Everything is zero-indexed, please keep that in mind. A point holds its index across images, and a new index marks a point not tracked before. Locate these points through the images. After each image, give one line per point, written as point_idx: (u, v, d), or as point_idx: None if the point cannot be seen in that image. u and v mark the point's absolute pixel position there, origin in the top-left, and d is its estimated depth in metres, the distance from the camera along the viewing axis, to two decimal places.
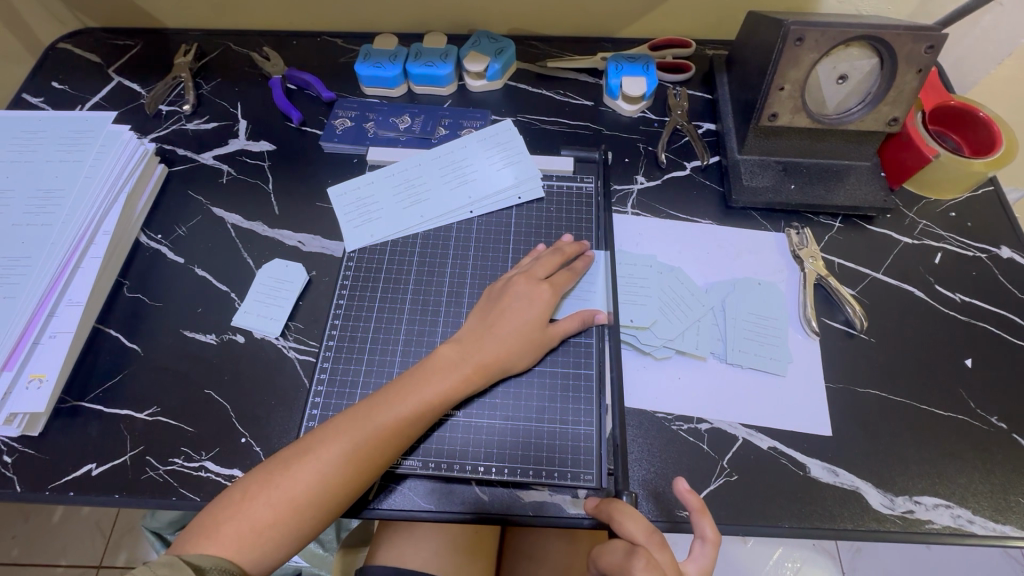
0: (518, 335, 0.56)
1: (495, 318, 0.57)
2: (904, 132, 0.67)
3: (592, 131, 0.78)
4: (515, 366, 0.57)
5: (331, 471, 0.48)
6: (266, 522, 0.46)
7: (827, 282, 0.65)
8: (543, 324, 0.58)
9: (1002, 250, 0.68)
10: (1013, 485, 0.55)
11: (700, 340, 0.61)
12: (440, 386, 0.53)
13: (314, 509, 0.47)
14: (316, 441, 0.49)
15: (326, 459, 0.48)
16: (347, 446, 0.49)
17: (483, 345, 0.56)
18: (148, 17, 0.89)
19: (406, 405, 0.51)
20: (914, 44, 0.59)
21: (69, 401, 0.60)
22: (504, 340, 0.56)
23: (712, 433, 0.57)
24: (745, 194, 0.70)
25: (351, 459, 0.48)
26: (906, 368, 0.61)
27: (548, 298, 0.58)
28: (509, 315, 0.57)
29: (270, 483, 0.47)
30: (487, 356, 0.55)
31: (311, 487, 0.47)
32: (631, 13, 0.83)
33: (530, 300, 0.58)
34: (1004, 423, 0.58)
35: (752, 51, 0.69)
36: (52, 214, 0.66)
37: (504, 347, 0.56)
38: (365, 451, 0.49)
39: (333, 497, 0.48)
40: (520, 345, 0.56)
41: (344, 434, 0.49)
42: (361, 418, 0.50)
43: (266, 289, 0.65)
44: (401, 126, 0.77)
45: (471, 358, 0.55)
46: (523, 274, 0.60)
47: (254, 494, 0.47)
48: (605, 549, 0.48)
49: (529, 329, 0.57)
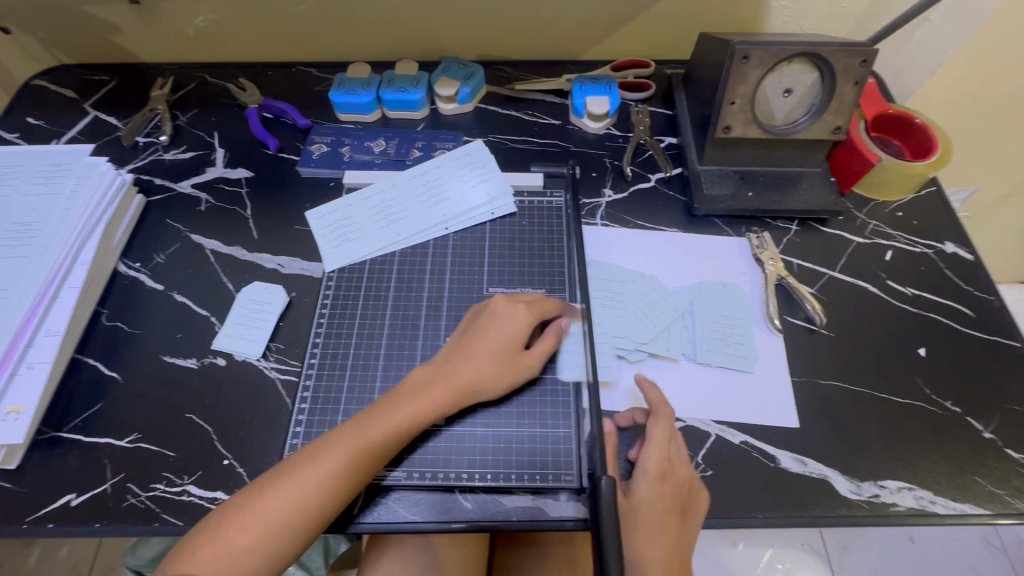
0: (491, 360, 0.57)
1: (473, 346, 0.58)
2: (849, 139, 0.72)
3: (560, 148, 0.81)
4: (489, 388, 0.57)
5: (310, 495, 0.48)
6: (247, 544, 0.46)
7: (787, 281, 0.69)
8: (521, 341, 0.58)
9: (947, 245, 0.73)
10: (970, 465, 0.58)
11: (671, 342, 0.64)
12: (416, 407, 0.54)
13: (293, 530, 0.48)
14: (295, 465, 0.50)
15: (305, 483, 0.49)
16: (327, 472, 0.49)
17: (455, 366, 0.57)
18: (124, 53, 0.91)
19: (383, 426, 0.52)
20: (849, 59, 0.64)
21: (47, 432, 0.59)
22: (475, 364, 0.57)
23: (686, 431, 0.59)
24: (706, 202, 0.74)
25: (330, 479, 0.49)
26: (864, 359, 0.64)
27: (527, 321, 0.59)
28: (482, 342, 0.58)
29: (249, 508, 0.48)
30: (460, 377, 0.56)
31: (291, 511, 0.48)
32: (593, 37, 0.88)
33: (503, 329, 0.58)
34: (958, 407, 0.61)
35: (705, 68, 0.74)
36: (30, 246, 0.66)
37: (475, 366, 0.56)
38: (344, 475, 0.50)
39: (314, 517, 0.49)
40: (494, 364, 0.57)
41: (319, 458, 0.50)
42: (339, 439, 0.51)
43: (247, 311, 0.66)
44: (376, 149, 0.79)
45: (445, 385, 0.55)
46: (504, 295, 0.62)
47: (230, 519, 0.47)
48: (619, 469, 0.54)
49: (502, 348, 0.58)
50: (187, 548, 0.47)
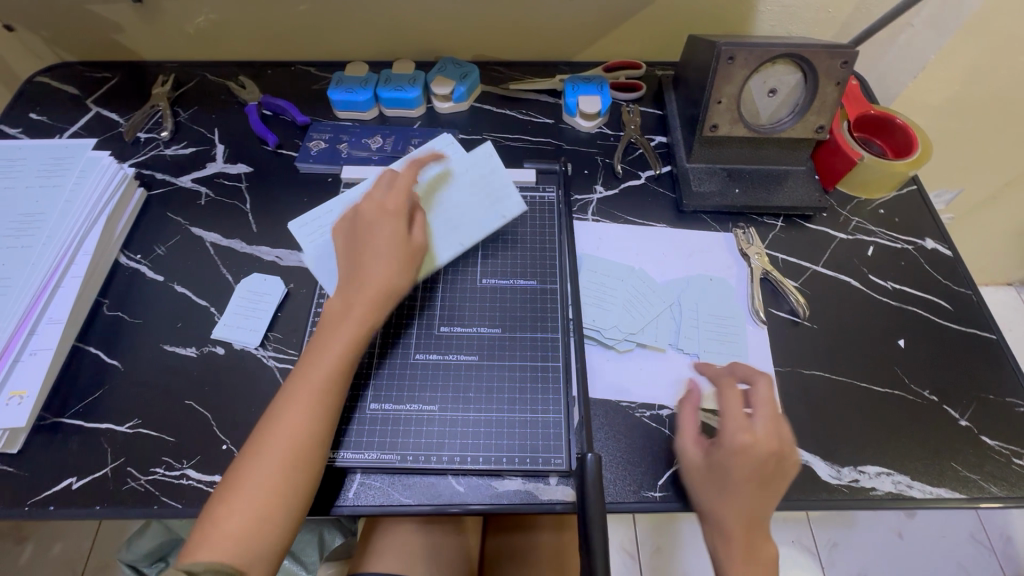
0: (393, 254, 0.59)
1: (365, 243, 0.59)
2: (832, 138, 0.74)
3: (553, 146, 0.83)
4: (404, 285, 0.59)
5: (281, 464, 0.50)
6: (232, 527, 0.47)
7: (772, 275, 0.71)
8: (405, 232, 0.60)
9: (926, 242, 0.75)
10: (946, 451, 0.60)
11: (658, 333, 0.66)
12: (343, 338, 0.55)
13: (280, 506, 0.49)
14: (254, 445, 0.51)
15: (272, 454, 0.50)
16: (286, 437, 0.51)
17: (368, 281, 0.57)
18: (127, 52, 0.93)
19: (319, 379, 0.53)
20: (830, 60, 0.66)
21: (48, 417, 0.61)
22: (382, 263, 0.58)
23: (673, 418, 0.61)
24: (694, 199, 0.76)
25: (295, 444, 0.51)
26: (846, 349, 0.66)
27: (401, 212, 0.61)
28: (375, 240, 0.59)
29: (230, 495, 0.49)
30: (373, 287, 0.57)
31: (268, 488, 0.49)
32: (586, 39, 0.90)
33: (387, 225, 0.60)
34: (935, 396, 0.63)
35: (693, 69, 0.76)
36: (33, 237, 0.68)
37: (387, 271, 0.58)
38: (303, 436, 0.51)
39: (294, 485, 0.50)
40: (396, 261, 0.59)
41: (277, 428, 0.51)
42: (284, 408, 0.52)
43: (246, 302, 0.68)
44: (373, 146, 0.81)
45: (361, 301, 0.56)
46: (372, 205, 0.61)
47: (219, 513, 0.48)
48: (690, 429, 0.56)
49: (403, 244, 0.60)
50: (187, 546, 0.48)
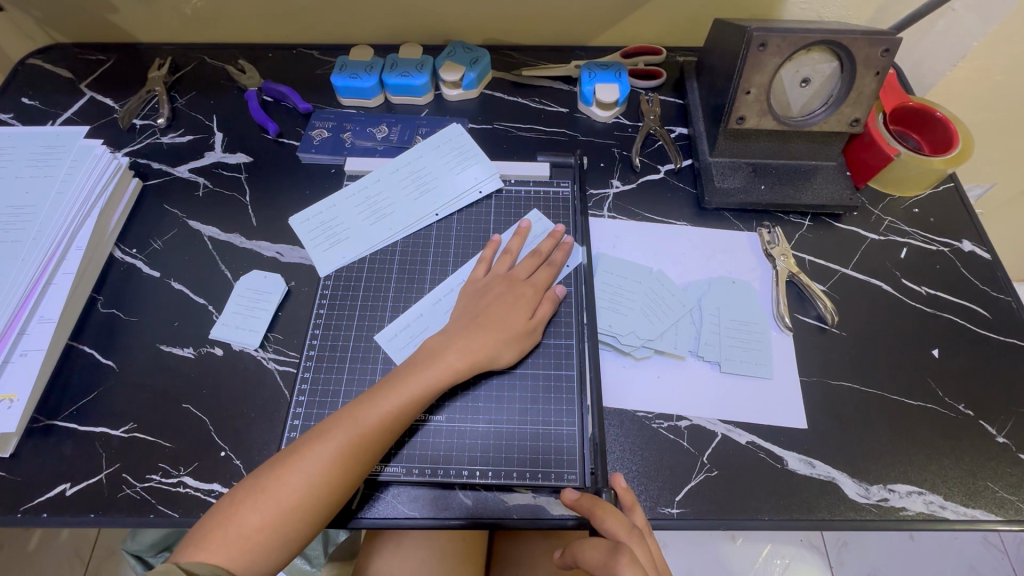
0: (506, 327, 0.58)
1: (488, 305, 0.59)
2: (867, 132, 0.70)
3: (568, 137, 0.79)
4: (503, 362, 0.57)
5: (323, 470, 0.48)
6: (259, 523, 0.46)
7: (799, 278, 0.67)
8: (529, 321, 0.59)
9: (964, 244, 0.71)
10: (982, 470, 0.57)
11: (678, 339, 0.62)
12: (429, 378, 0.54)
13: (305, 511, 0.47)
14: (307, 444, 0.49)
15: (317, 457, 0.48)
16: (337, 446, 0.49)
17: (473, 341, 0.56)
18: (122, 33, 0.89)
19: (398, 399, 0.52)
20: (871, 48, 0.61)
21: (41, 420, 0.58)
22: (493, 333, 0.57)
23: (692, 430, 0.58)
24: (717, 195, 0.71)
25: (347, 456, 0.49)
26: (876, 359, 0.63)
27: (532, 297, 0.61)
28: (499, 310, 0.59)
29: (261, 489, 0.47)
30: (475, 350, 0.56)
31: (301, 492, 0.47)
32: (603, 22, 0.85)
33: (518, 299, 0.60)
34: (971, 410, 0.60)
35: (719, 56, 0.71)
36: (23, 231, 0.65)
37: (494, 341, 0.57)
38: (354, 450, 0.49)
39: (330, 495, 0.48)
40: (508, 339, 0.58)
41: (331, 435, 0.49)
42: (352, 417, 0.50)
43: (245, 301, 0.65)
44: (378, 136, 0.77)
45: (458, 352, 0.55)
46: (506, 278, 0.62)
47: (245, 504, 0.46)
48: (585, 543, 0.49)
49: (519, 324, 0.58)
50: (200, 530, 0.46)
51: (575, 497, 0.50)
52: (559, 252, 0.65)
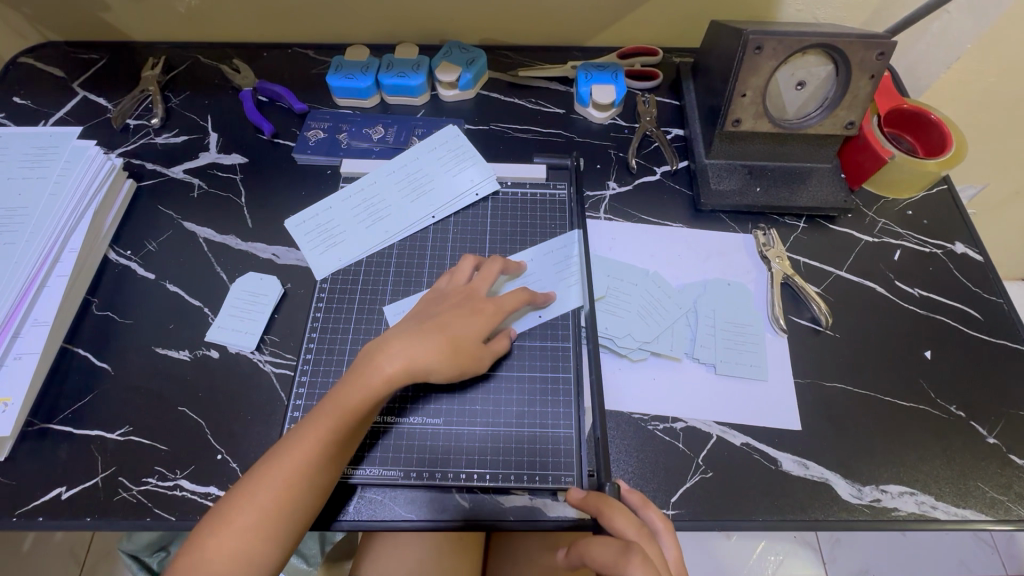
0: (450, 333, 0.53)
1: (439, 313, 0.55)
2: (861, 135, 0.70)
3: (564, 138, 0.79)
4: (446, 369, 0.53)
5: (278, 494, 0.46)
6: (217, 557, 0.44)
7: (793, 280, 0.67)
8: (480, 328, 0.55)
9: (956, 246, 0.71)
10: (973, 470, 0.57)
11: (674, 341, 0.63)
12: (366, 389, 0.49)
13: (265, 539, 0.46)
14: (264, 467, 0.48)
15: (270, 482, 0.47)
16: (289, 469, 0.47)
17: (409, 344, 0.51)
18: (115, 31, 0.88)
19: (336, 418, 0.49)
20: (866, 51, 0.62)
21: (36, 424, 0.58)
22: (434, 341, 0.52)
23: (687, 432, 0.59)
24: (713, 197, 0.72)
25: (297, 481, 0.47)
26: (869, 361, 0.63)
27: (490, 313, 0.57)
28: (449, 317, 0.54)
29: (220, 518, 0.46)
30: (411, 355, 0.50)
31: (256, 518, 0.46)
32: (599, 23, 0.85)
33: (473, 310, 0.56)
34: (962, 411, 0.60)
35: (716, 58, 0.72)
36: (16, 233, 0.64)
37: (431, 345, 0.51)
38: (306, 471, 0.48)
39: (288, 520, 0.47)
40: (453, 344, 0.53)
41: (282, 458, 0.48)
42: (299, 438, 0.48)
43: (241, 303, 0.65)
44: (375, 137, 0.77)
45: (396, 357, 0.50)
46: (465, 288, 0.59)
47: (204, 535, 0.45)
48: (593, 541, 0.45)
49: (467, 340, 0.54)
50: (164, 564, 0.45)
51: (580, 497, 0.50)
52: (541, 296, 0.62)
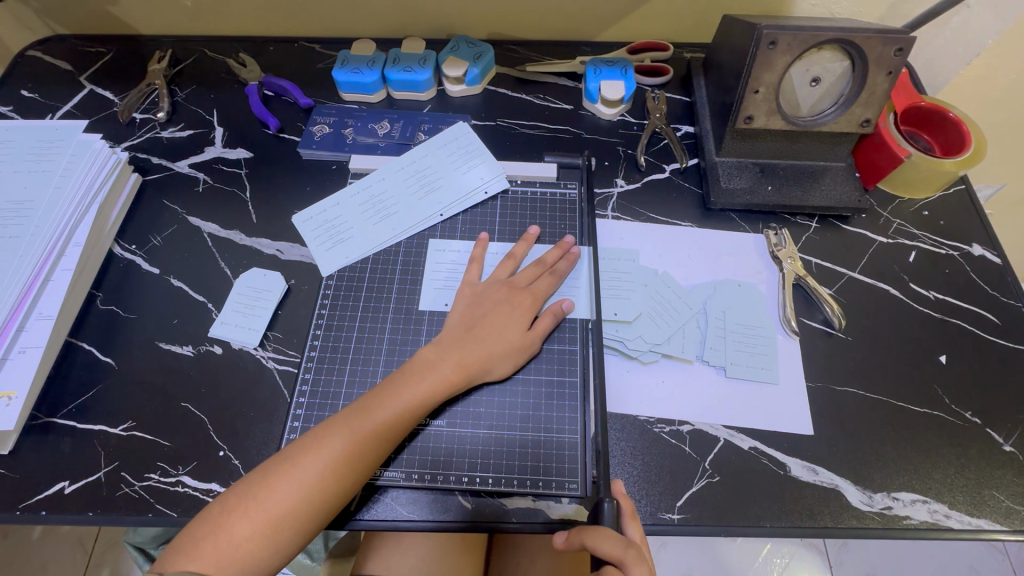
0: (500, 335, 0.57)
1: (485, 315, 0.58)
2: (877, 132, 0.68)
3: (572, 134, 0.78)
4: (494, 370, 0.57)
5: (316, 479, 0.47)
6: (250, 534, 0.45)
7: (805, 282, 0.66)
8: (526, 325, 0.59)
9: (973, 248, 0.70)
10: (988, 478, 0.56)
11: (684, 343, 0.62)
12: (421, 386, 0.53)
13: (297, 521, 0.47)
14: (303, 450, 0.49)
15: (309, 466, 0.48)
16: (330, 454, 0.48)
17: (466, 347, 0.56)
18: (122, 25, 0.88)
19: (388, 411, 0.51)
20: (883, 47, 0.60)
21: (40, 417, 0.58)
22: (486, 345, 0.56)
23: (694, 435, 0.58)
24: (723, 196, 0.70)
25: (336, 466, 0.48)
26: (882, 365, 0.62)
27: (529, 306, 0.60)
28: (496, 321, 0.58)
29: (252, 496, 0.47)
30: (467, 356, 0.55)
31: (292, 499, 0.47)
32: (609, 18, 0.84)
33: (516, 308, 0.59)
34: (978, 418, 0.59)
35: (728, 54, 0.70)
36: (21, 226, 0.64)
37: (487, 348, 0.56)
38: (347, 458, 0.49)
39: (321, 503, 0.48)
40: (504, 348, 0.57)
41: (323, 444, 0.49)
42: (343, 425, 0.50)
43: (244, 299, 0.64)
44: (380, 132, 0.76)
45: (453, 356, 0.55)
46: (504, 284, 0.61)
47: (234, 510, 0.46)
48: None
49: (514, 337, 0.58)
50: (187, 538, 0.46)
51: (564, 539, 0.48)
52: (563, 262, 0.64)
